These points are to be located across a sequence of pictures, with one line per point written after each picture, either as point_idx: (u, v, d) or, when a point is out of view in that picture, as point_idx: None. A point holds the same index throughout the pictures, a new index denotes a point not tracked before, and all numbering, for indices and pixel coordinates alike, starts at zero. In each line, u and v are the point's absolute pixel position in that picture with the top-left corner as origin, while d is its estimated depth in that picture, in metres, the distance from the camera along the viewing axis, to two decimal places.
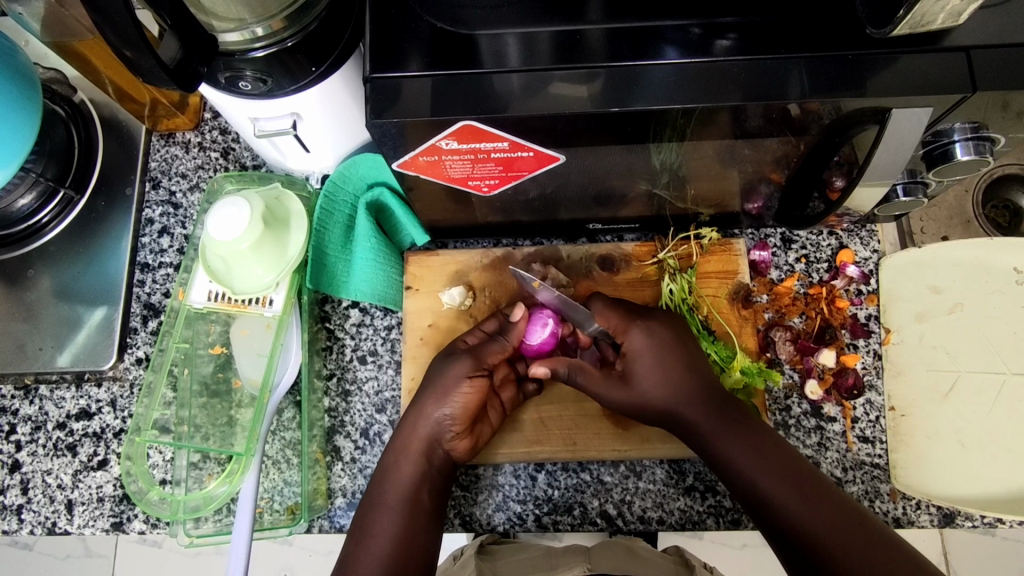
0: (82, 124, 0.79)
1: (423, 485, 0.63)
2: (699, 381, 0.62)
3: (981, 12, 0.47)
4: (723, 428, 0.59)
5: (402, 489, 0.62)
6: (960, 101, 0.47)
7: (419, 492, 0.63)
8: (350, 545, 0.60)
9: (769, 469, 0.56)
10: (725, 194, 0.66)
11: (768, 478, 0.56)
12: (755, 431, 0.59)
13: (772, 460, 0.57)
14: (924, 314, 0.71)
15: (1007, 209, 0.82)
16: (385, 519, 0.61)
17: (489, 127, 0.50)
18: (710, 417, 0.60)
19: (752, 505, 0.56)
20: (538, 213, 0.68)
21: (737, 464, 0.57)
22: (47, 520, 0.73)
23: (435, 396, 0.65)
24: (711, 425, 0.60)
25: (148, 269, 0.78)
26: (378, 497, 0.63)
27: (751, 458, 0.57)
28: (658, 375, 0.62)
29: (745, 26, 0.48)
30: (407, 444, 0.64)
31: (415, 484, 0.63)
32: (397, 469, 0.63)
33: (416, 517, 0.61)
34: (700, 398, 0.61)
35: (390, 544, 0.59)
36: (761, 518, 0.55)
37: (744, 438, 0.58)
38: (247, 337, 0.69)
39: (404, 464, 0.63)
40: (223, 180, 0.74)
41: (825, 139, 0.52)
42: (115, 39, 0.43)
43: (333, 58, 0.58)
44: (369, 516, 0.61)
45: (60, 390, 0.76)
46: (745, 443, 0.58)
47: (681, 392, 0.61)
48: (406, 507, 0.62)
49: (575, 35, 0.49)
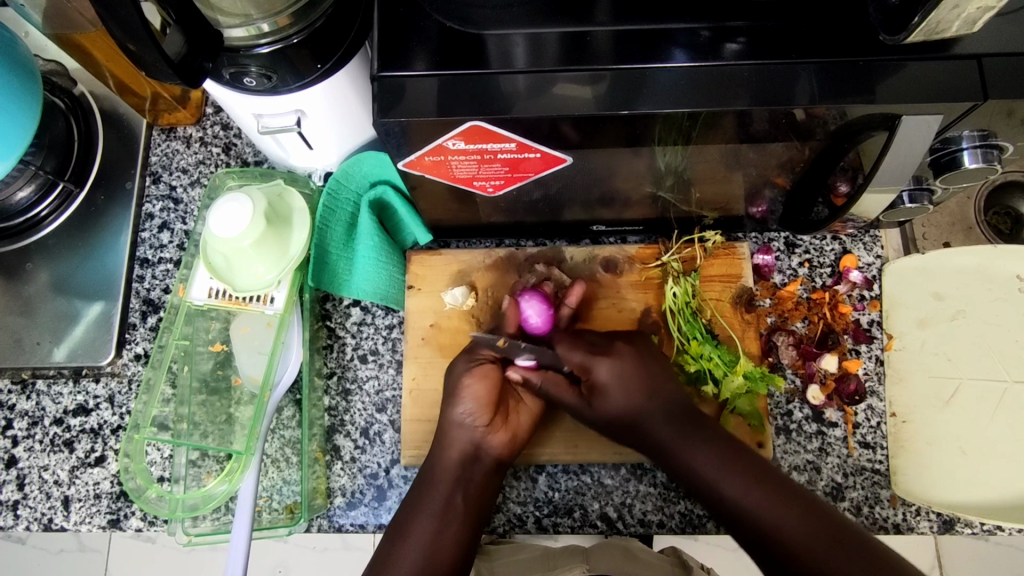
0: (82, 117, 0.78)
1: (457, 491, 0.63)
2: (663, 394, 0.63)
3: (992, 20, 0.47)
4: (689, 438, 0.60)
5: (433, 497, 0.63)
6: (969, 109, 0.47)
7: (458, 500, 0.63)
8: (382, 552, 0.61)
9: (733, 472, 0.57)
10: (729, 198, 0.66)
11: (734, 484, 0.56)
12: (723, 438, 0.59)
13: (737, 464, 0.57)
14: (927, 320, 0.71)
15: (1008, 217, 0.83)
16: (415, 530, 0.62)
17: (497, 128, 0.49)
18: (675, 428, 0.61)
19: (724, 516, 0.56)
20: (541, 213, 0.68)
21: (703, 474, 0.58)
22: (43, 517, 0.72)
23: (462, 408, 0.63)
24: (677, 437, 0.60)
25: (147, 265, 0.77)
26: (412, 504, 0.63)
27: (716, 466, 0.57)
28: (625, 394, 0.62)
29: (754, 30, 0.48)
30: (444, 450, 0.64)
31: (451, 492, 0.63)
32: (431, 477, 0.64)
33: (452, 526, 0.62)
34: (664, 409, 0.62)
35: (419, 552, 0.60)
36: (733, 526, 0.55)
37: (708, 445, 0.59)
38: (247, 335, 0.69)
39: (433, 477, 0.64)
40: (225, 176, 0.73)
41: (831, 144, 0.52)
42: (120, 33, 0.42)
43: (339, 56, 0.57)
44: (407, 521, 0.62)
45: (57, 386, 0.75)
46: (712, 451, 0.58)
47: (649, 404, 0.62)
48: (441, 515, 0.62)
49: (583, 36, 0.49)
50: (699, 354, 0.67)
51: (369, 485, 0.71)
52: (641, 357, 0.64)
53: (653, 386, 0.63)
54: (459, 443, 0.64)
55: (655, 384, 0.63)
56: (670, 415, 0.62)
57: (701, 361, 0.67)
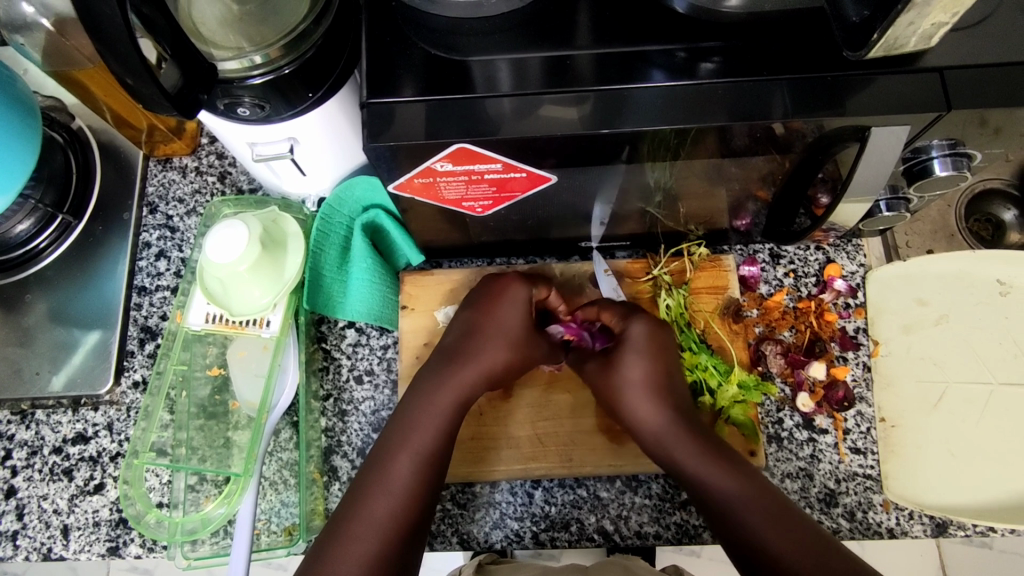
0: (80, 150, 0.80)
1: (438, 442, 0.63)
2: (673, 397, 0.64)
3: (953, 35, 0.49)
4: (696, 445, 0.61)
5: (414, 439, 0.63)
6: (935, 119, 0.49)
7: (448, 435, 0.64)
8: (322, 541, 0.58)
9: (722, 470, 0.60)
10: (714, 212, 0.68)
11: (724, 486, 0.59)
12: (730, 455, 0.61)
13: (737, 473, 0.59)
14: (911, 326, 0.72)
15: (990, 223, 0.89)
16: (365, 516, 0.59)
17: (482, 150, 0.51)
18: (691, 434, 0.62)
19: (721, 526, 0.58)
20: (531, 232, 0.70)
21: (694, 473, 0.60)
22: (43, 546, 0.72)
23: (512, 321, 0.68)
24: (672, 433, 0.62)
25: (145, 293, 0.79)
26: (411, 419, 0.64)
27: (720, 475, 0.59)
28: (642, 365, 0.65)
29: (728, 50, 0.50)
30: (434, 398, 0.65)
31: (433, 436, 0.63)
32: (421, 408, 0.64)
33: (429, 474, 0.62)
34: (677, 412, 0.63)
35: (377, 529, 0.58)
36: (719, 523, 0.58)
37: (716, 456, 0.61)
38: (244, 359, 0.70)
39: (443, 385, 0.65)
40: (221, 205, 0.76)
41: (808, 157, 0.54)
42: (118, 68, 0.44)
43: (330, 84, 0.59)
44: (364, 493, 0.61)
45: (56, 415, 0.76)
46: (720, 468, 0.60)
47: (662, 411, 0.63)
48: (422, 448, 0.62)
49: (564, 60, 0.51)
50: (695, 364, 0.69)
51: None
52: (664, 346, 0.66)
53: (663, 390, 0.64)
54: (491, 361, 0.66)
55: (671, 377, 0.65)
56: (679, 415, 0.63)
57: (697, 371, 0.69)
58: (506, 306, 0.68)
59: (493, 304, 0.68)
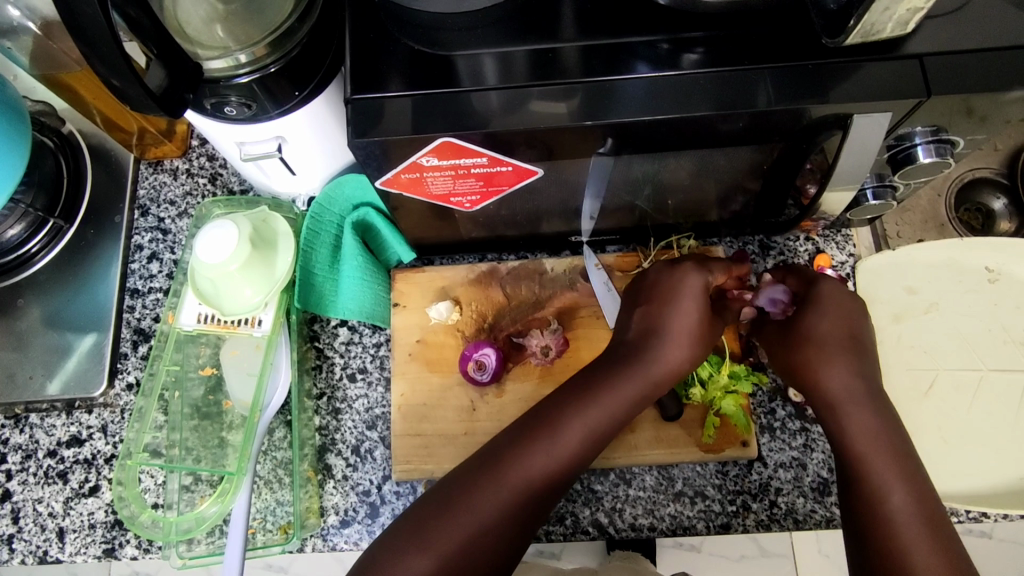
0: (70, 154, 0.80)
1: (614, 420, 0.56)
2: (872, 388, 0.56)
3: (934, 21, 0.49)
4: (874, 423, 0.54)
5: (561, 440, 0.54)
6: (916, 105, 0.49)
7: (602, 437, 0.56)
8: (428, 510, 0.52)
9: (893, 461, 0.52)
10: (703, 204, 0.68)
11: (890, 477, 0.52)
12: (915, 461, 0.52)
13: (906, 467, 0.52)
14: (902, 314, 0.72)
15: (980, 212, 0.89)
16: (505, 478, 0.52)
17: (468, 144, 0.51)
18: (870, 405, 0.55)
19: (872, 519, 0.51)
20: (521, 227, 0.70)
21: (861, 452, 0.53)
22: (39, 550, 0.72)
23: (691, 314, 0.58)
24: (849, 403, 0.55)
25: (138, 295, 0.79)
26: (552, 420, 0.55)
27: (887, 464, 0.52)
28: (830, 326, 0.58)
29: (711, 40, 0.50)
30: (646, 374, 0.57)
31: (609, 417, 0.56)
32: (597, 392, 0.56)
33: (592, 452, 0.55)
34: (866, 384, 0.56)
35: (511, 495, 0.52)
36: (860, 511, 0.52)
37: (892, 448, 0.53)
38: (237, 357, 0.70)
39: (602, 391, 0.56)
40: (211, 206, 0.76)
41: (793, 145, 0.54)
42: (103, 69, 0.44)
43: (316, 82, 0.59)
44: (493, 464, 0.53)
45: (50, 418, 0.76)
46: (892, 459, 0.52)
47: (848, 377, 0.56)
48: (592, 426, 0.55)
49: (548, 53, 0.51)
50: None
51: (361, 502, 0.71)
52: (854, 311, 0.59)
53: (853, 357, 0.56)
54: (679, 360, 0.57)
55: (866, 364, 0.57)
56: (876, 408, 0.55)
57: None
58: (680, 297, 0.59)
59: (665, 302, 0.60)
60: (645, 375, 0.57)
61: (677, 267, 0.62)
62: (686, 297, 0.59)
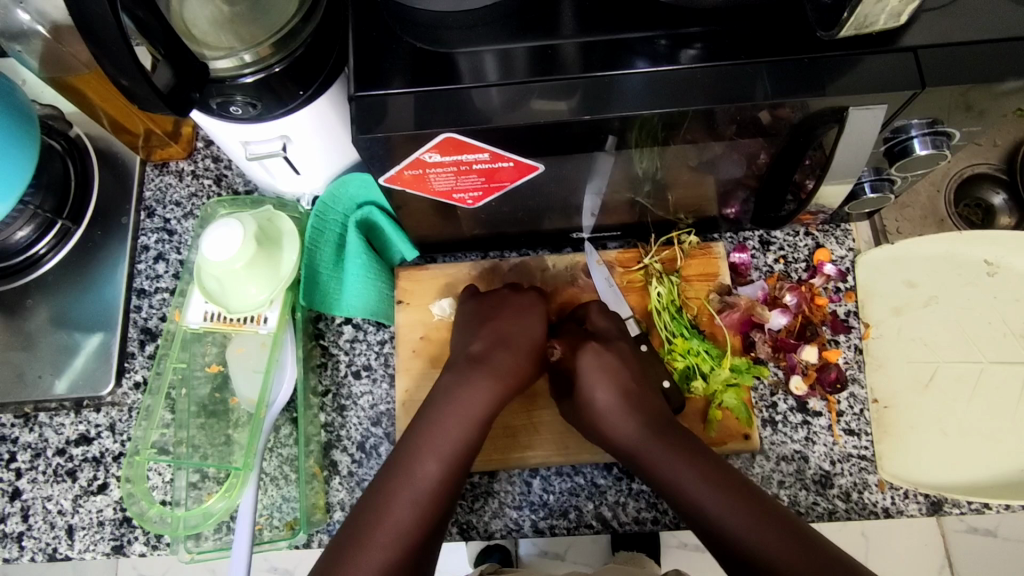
0: (78, 158, 0.82)
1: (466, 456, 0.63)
2: (641, 408, 0.64)
3: (928, 15, 0.50)
4: (667, 465, 0.59)
5: (437, 443, 0.63)
6: (911, 98, 0.50)
7: (462, 465, 0.63)
8: (343, 546, 0.58)
9: (716, 487, 0.56)
10: (702, 200, 0.69)
11: (713, 499, 0.56)
12: (731, 471, 0.58)
13: (720, 489, 0.56)
14: (901, 307, 0.73)
15: (979, 208, 0.90)
16: (399, 498, 0.60)
17: (469, 139, 0.52)
18: (657, 445, 0.61)
19: (719, 545, 0.54)
20: (522, 224, 0.71)
21: (690, 495, 0.57)
22: (48, 546, 0.73)
23: (534, 333, 0.68)
24: (650, 452, 0.61)
25: (144, 295, 0.80)
26: (433, 426, 0.64)
27: (706, 491, 0.56)
28: (607, 389, 0.65)
29: (709, 35, 0.51)
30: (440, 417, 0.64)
31: (457, 445, 0.63)
32: (440, 417, 0.64)
33: (455, 479, 0.62)
34: (649, 428, 0.62)
35: (398, 536, 0.58)
36: (711, 542, 0.55)
37: (689, 458, 0.59)
38: (242, 355, 0.71)
39: (444, 417, 0.64)
40: (216, 206, 0.77)
41: (793, 141, 0.55)
42: (112, 69, 0.45)
43: (321, 81, 0.60)
44: (378, 503, 0.60)
45: (59, 417, 0.77)
46: (711, 481, 0.57)
47: (631, 426, 0.63)
48: (444, 454, 0.63)
49: (549, 49, 0.52)
50: (687, 349, 0.69)
51: None
52: (618, 363, 0.66)
53: (634, 406, 0.64)
54: (508, 366, 0.67)
55: (632, 394, 0.65)
56: (647, 426, 0.63)
57: (689, 356, 0.69)
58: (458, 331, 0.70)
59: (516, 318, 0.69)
60: (494, 376, 0.66)
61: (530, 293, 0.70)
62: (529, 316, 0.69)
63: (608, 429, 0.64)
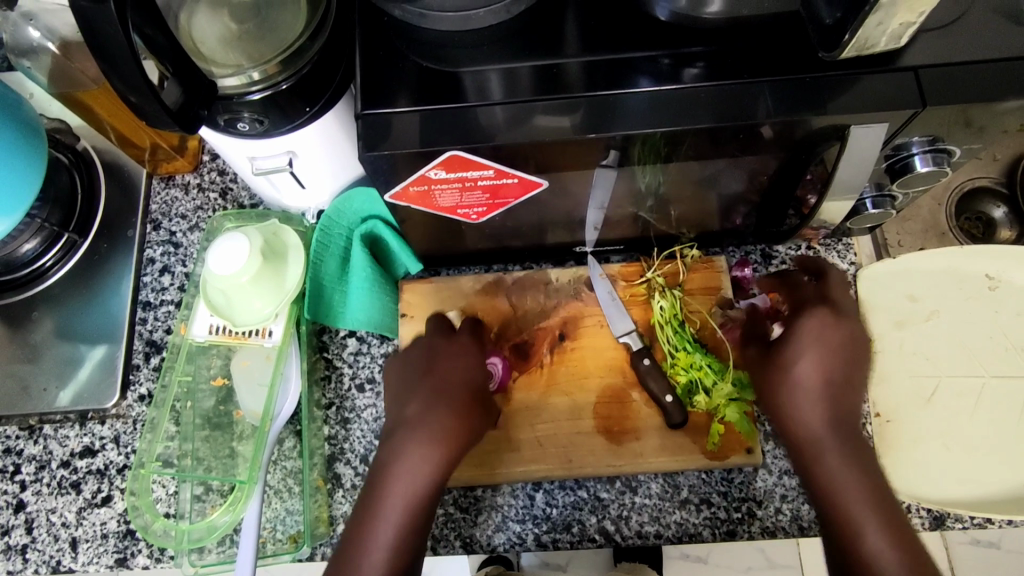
0: (84, 170, 0.83)
1: (452, 453, 0.63)
2: (819, 401, 0.59)
3: (929, 34, 0.50)
4: (845, 458, 0.56)
5: (429, 439, 0.62)
6: (911, 116, 0.51)
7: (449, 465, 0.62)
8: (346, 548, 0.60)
9: (871, 494, 0.55)
10: (705, 215, 0.69)
11: (873, 507, 0.54)
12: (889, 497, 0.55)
13: (872, 492, 0.55)
14: (903, 321, 0.73)
15: (980, 221, 0.90)
16: (388, 507, 0.60)
17: (474, 156, 0.53)
18: (841, 441, 0.57)
19: (830, 535, 0.55)
20: (526, 238, 0.71)
21: (825, 483, 0.56)
22: (52, 559, 0.73)
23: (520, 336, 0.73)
24: (828, 446, 0.57)
25: (150, 307, 0.80)
26: (425, 412, 0.64)
27: (865, 495, 0.55)
28: (813, 367, 0.60)
29: (711, 55, 0.52)
30: (429, 415, 0.64)
31: (451, 445, 0.63)
32: (429, 417, 0.64)
33: (438, 479, 0.62)
34: (832, 424, 0.58)
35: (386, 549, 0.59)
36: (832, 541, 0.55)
37: (859, 462, 0.56)
38: (247, 368, 0.71)
39: (433, 416, 0.64)
40: (222, 219, 0.77)
41: (793, 156, 0.56)
42: (122, 86, 0.45)
43: (327, 98, 0.61)
44: (372, 506, 0.61)
45: (64, 429, 0.77)
46: (883, 491, 0.55)
47: (827, 419, 0.58)
48: (437, 458, 0.62)
49: (553, 68, 0.52)
50: (690, 363, 0.70)
51: None
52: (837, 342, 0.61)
53: (832, 397, 0.59)
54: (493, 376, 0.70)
55: (832, 381, 0.60)
56: (835, 421, 0.58)
57: (692, 370, 0.70)
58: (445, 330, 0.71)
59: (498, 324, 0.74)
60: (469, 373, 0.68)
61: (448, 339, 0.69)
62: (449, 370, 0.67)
63: (788, 405, 0.60)
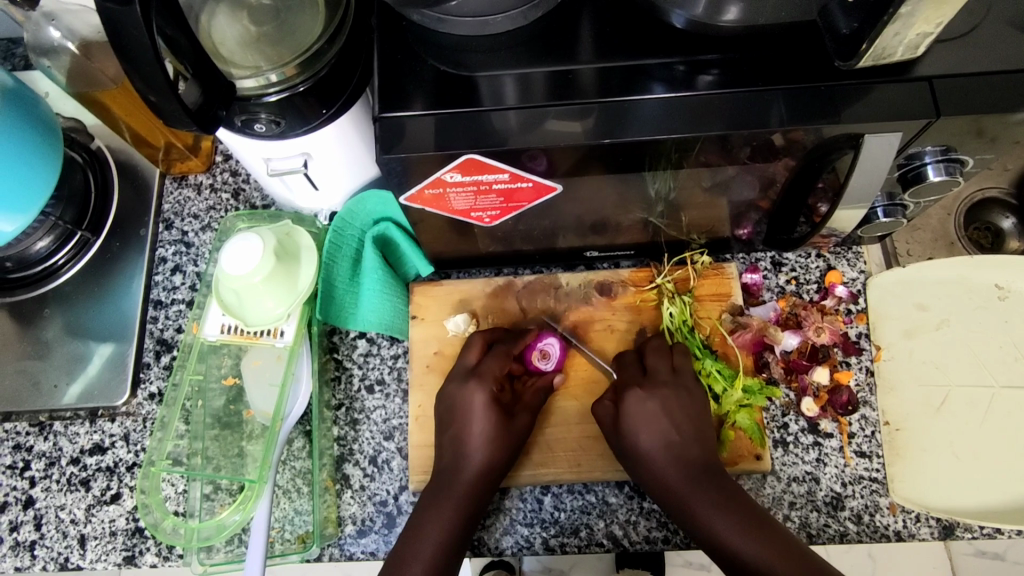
0: (99, 171, 0.82)
1: (489, 472, 0.66)
2: (695, 448, 0.64)
3: (942, 44, 0.51)
4: (708, 500, 0.61)
5: (461, 458, 0.66)
6: (926, 125, 0.51)
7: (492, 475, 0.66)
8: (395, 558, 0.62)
9: (743, 529, 0.58)
10: (715, 221, 0.70)
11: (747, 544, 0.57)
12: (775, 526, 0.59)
13: (762, 532, 0.58)
14: (913, 330, 0.74)
15: (989, 231, 0.90)
16: (431, 523, 0.64)
17: (490, 160, 0.53)
18: (687, 485, 0.62)
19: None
20: (537, 243, 0.72)
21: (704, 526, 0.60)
22: (60, 556, 0.74)
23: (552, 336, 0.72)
24: (688, 489, 0.62)
25: (161, 306, 0.81)
26: (454, 426, 0.67)
27: (738, 536, 0.58)
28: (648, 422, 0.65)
29: (726, 62, 0.52)
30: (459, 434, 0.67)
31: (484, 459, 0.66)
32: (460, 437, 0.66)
33: (480, 491, 0.65)
34: (684, 470, 0.63)
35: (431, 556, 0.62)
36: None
37: (716, 503, 0.60)
38: (259, 368, 0.71)
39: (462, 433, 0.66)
40: (235, 219, 0.78)
41: (806, 164, 0.56)
42: (143, 86, 0.46)
43: (343, 100, 0.61)
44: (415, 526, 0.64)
45: (74, 426, 0.77)
46: (740, 532, 0.58)
47: (669, 467, 0.63)
48: (481, 468, 0.65)
49: (568, 74, 0.53)
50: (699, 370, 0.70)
51: (379, 512, 0.72)
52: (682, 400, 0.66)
53: (673, 447, 0.64)
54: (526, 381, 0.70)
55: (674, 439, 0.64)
56: (682, 467, 0.63)
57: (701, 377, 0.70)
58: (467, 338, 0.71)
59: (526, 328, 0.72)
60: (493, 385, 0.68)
61: (467, 382, 0.68)
62: (474, 421, 0.67)
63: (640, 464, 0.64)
